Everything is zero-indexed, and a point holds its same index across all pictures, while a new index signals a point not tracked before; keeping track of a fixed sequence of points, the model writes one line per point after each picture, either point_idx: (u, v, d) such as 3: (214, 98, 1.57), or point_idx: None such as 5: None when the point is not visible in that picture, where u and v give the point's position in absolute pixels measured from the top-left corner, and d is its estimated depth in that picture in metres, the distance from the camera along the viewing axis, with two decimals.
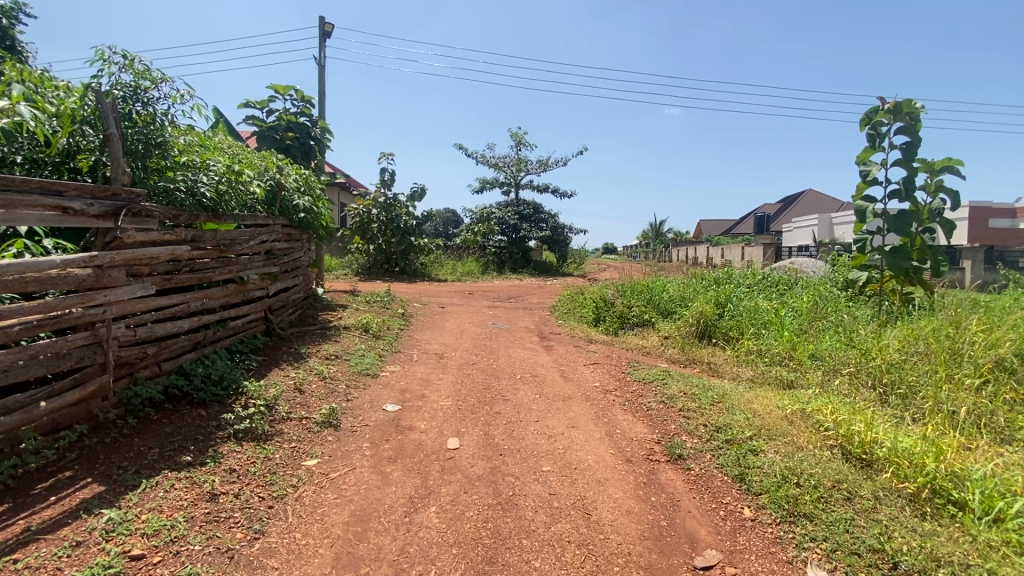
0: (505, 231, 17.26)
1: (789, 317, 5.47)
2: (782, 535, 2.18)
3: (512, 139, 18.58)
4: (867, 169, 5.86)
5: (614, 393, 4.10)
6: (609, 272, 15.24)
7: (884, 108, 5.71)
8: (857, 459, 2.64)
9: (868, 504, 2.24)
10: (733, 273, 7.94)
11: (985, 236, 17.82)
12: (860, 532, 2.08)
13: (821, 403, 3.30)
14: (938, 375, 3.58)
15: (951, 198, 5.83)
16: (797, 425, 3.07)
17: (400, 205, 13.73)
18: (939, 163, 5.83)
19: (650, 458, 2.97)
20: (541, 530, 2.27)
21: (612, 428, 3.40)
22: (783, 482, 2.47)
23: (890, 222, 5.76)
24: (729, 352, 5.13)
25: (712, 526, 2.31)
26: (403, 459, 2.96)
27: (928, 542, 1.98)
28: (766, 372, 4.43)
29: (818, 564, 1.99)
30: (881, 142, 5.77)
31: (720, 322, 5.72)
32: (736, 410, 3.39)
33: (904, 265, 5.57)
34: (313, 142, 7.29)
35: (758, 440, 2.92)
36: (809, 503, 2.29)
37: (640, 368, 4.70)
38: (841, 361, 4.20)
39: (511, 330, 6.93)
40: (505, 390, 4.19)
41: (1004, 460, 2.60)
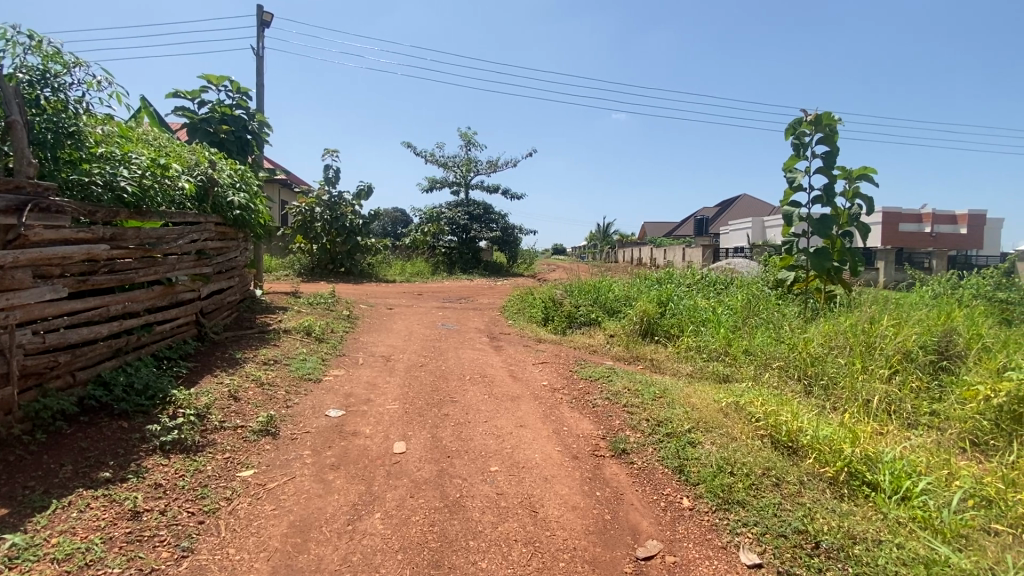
0: (455, 231, 17.16)
1: (725, 315, 5.77)
2: (717, 522, 2.29)
3: (461, 139, 18.51)
4: (793, 176, 6.26)
5: (562, 392, 4.16)
6: (558, 273, 15.51)
7: (807, 119, 6.13)
8: (784, 447, 2.81)
9: (793, 489, 2.39)
10: (674, 274, 8.27)
11: (897, 239, 19.50)
12: (787, 515, 2.22)
13: (752, 396, 3.50)
14: (855, 367, 3.87)
15: (866, 203, 6.34)
16: (731, 417, 3.24)
17: (345, 203, 13.34)
18: (856, 171, 6.33)
19: (595, 454, 3.04)
20: (488, 530, 2.27)
21: (559, 426, 3.45)
22: (718, 472, 2.59)
23: (814, 226, 6.20)
24: (670, 349, 5.34)
25: (653, 517, 2.39)
26: (346, 465, 2.87)
27: (845, 522, 2.13)
28: (703, 368, 4.65)
29: (749, 548, 2.10)
30: (805, 151, 6.19)
31: (662, 320, 5.95)
32: (676, 404, 3.53)
33: (826, 266, 6.02)
34: (249, 136, 6.92)
35: (695, 432, 3.05)
36: (741, 490, 2.42)
37: (587, 366, 4.80)
38: (770, 355, 4.47)
39: (460, 331, 6.89)
40: (453, 392, 4.16)
41: (911, 444, 2.84)
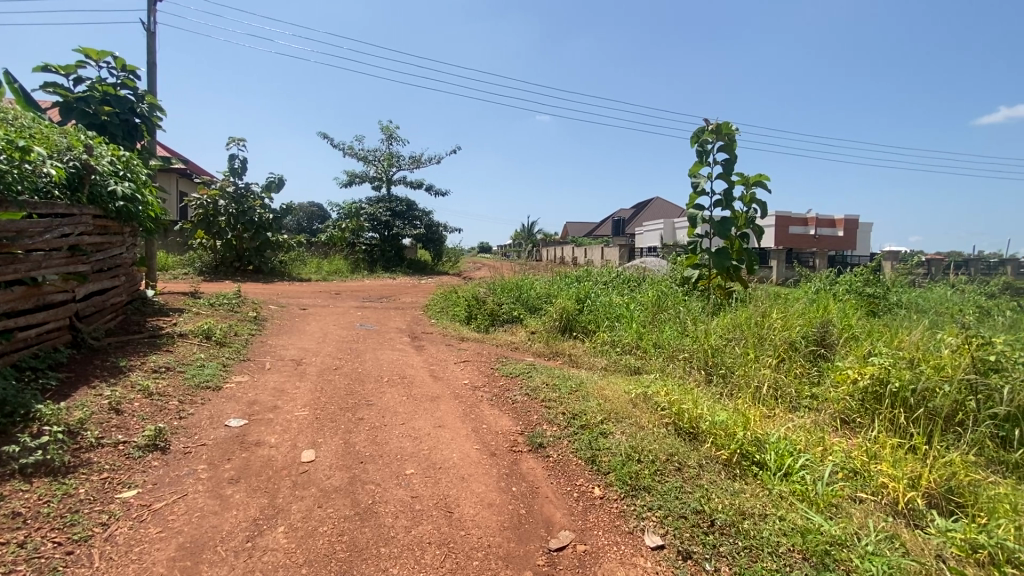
0: (376, 228, 16.63)
1: (637, 311, 6.07)
2: (625, 508, 2.40)
3: (382, 132, 17.97)
4: (697, 180, 6.73)
5: (482, 390, 4.16)
6: (483, 271, 15.54)
7: (709, 128, 6.61)
8: (686, 433, 3.01)
9: (693, 472, 2.56)
10: (592, 272, 8.59)
11: (788, 240, 21.61)
12: (687, 497, 2.37)
13: (660, 386, 3.72)
14: (748, 356, 4.23)
15: (760, 207, 6.95)
16: (640, 407, 3.42)
17: (253, 196, 12.45)
18: (751, 178, 6.92)
19: (513, 449, 3.07)
20: (401, 535, 2.21)
21: (478, 424, 3.45)
22: (627, 460, 2.72)
23: (715, 227, 6.70)
24: (588, 344, 5.53)
25: (566, 508, 2.46)
26: (247, 478, 2.67)
27: (737, 498, 2.32)
28: (617, 361, 4.87)
29: (653, 530, 2.22)
30: (707, 158, 6.67)
31: (580, 316, 6.16)
32: (590, 397, 3.66)
33: (726, 264, 6.57)
34: (137, 120, 6.23)
35: (607, 423, 3.18)
36: (648, 477, 2.56)
37: (508, 363, 4.84)
38: (676, 348, 4.78)
39: (379, 332, 6.68)
40: (369, 394, 4.02)
41: (793, 425, 3.15)
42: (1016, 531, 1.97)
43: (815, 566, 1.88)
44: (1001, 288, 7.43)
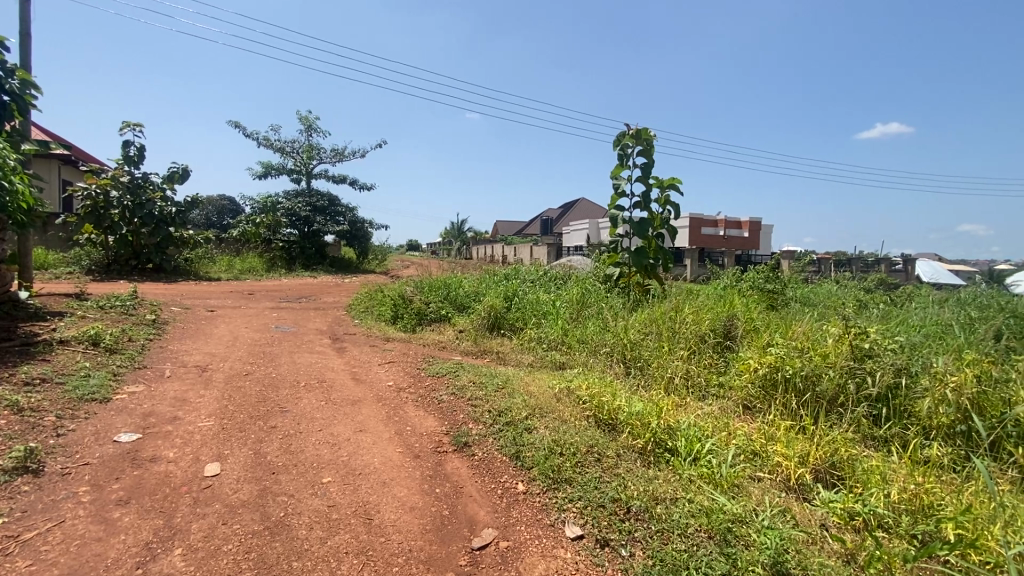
0: (295, 223, 15.76)
1: (563, 307, 6.22)
2: (547, 501, 2.44)
3: (302, 123, 17.05)
4: (617, 183, 7.01)
5: (407, 391, 4.06)
6: (411, 270, 15.23)
7: (629, 133, 6.90)
8: (606, 425, 3.12)
9: (611, 462, 2.66)
10: (520, 270, 8.68)
11: (701, 240, 23.16)
12: (605, 487, 2.45)
13: (582, 380, 3.84)
14: (664, 349, 4.48)
15: (674, 209, 7.37)
16: (563, 402, 3.50)
17: (153, 187, 11.33)
18: (667, 181, 7.32)
19: (438, 450, 3.02)
20: (315, 547, 2.10)
21: (401, 426, 3.36)
22: (549, 454, 2.77)
23: (634, 227, 7.02)
24: (515, 342, 5.59)
25: (490, 506, 2.46)
26: (139, 498, 2.42)
27: (651, 484, 2.43)
28: (543, 357, 4.97)
29: (573, 522, 2.27)
30: (627, 161, 6.97)
31: (507, 314, 6.22)
32: (516, 393, 3.70)
33: (644, 263, 6.91)
34: (5, 98, 5.43)
35: (532, 419, 3.22)
36: (569, 469, 2.62)
37: (435, 363, 4.77)
38: (599, 343, 4.96)
39: (297, 333, 6.33)
40: (284, 401, 3.79)
41: (702, 412, 3.37)
42: (884, 497, 2.21)
43: (718, 541, 2.00)
44: (874, 282, 8.43)
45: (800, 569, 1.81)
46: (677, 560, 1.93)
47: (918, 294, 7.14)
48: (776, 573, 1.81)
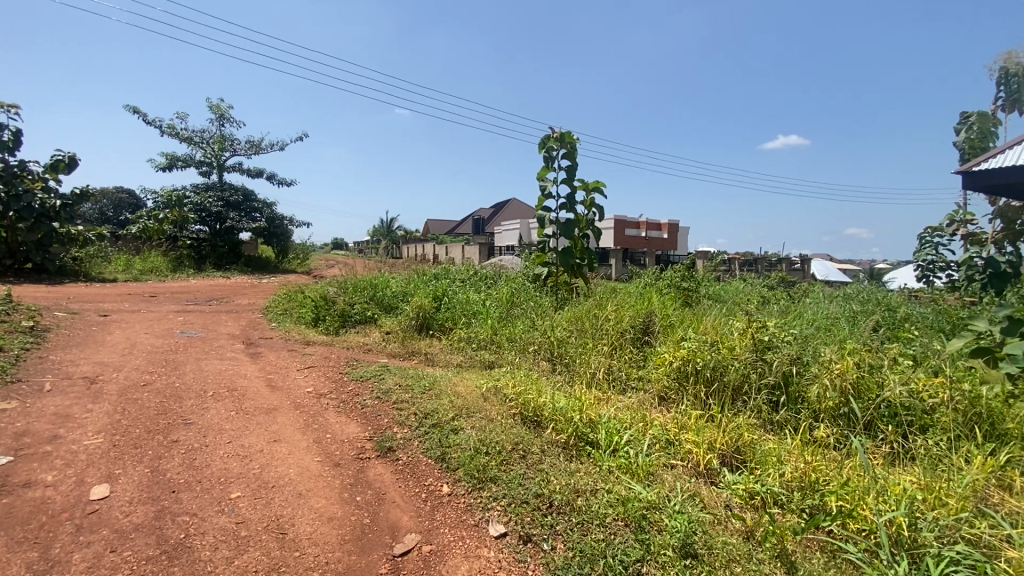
0: (205, 219, 14.61)
1: (492, 306, 6.23)
2: (472, 501, 2.43)
3: (212, 111, 15.82)
4: (544, 184, 7.14)
5: (328, 397, 3.89)
6: (335, 269, 14.62)
7: (554, 136, 7.06)
8: (531, 422, 3.17)
9: (536, 458, 2.70)
10: (449, 269, 8.59)
11: (625, 240, 24.19)
12: (529, 483, 2.48)
13: (509, 379, 3.86)
14: (588, 346, 4.63)
15: (598, 211, 7.63)
16: (490, 401, 3.51)
17: (31, 177, 10.02)
18: (591, 184, 7.56)
19: (359, 457, 2.92)
20: (221, 568, 1.96)
21: (321, 434, 3.21)
22: (474, 454, 2.77)
23: (561, 228, 7.19)
24: (444, 342, 5.53)
25: (413, 510, 2.41)
26: (8, 530, 2.13)
27: (572, 477, 2.49)
28: (472, 357, 4.95)
29: (497, 520, 2.28)
30: (553, 164, 7.12)
31: (436, 314, 6.14)
32: (443, 395, 3.65)
33: (571, 262, 7.10)
34: None
35: (458, 419, 3.19)
36: (494, 468, 2.62)
37: (359, 366, 4.60)
38: (527, 341, 5.03)
39: (206, 339, 5.86)
40: (189, 412, 3.49)
41: (623, 405, 3.51)
42: (779, 477, 2.42)
43: (633, 529, 2.08)
44: (775, 280, 9.21)
45: (706, 549, 1.93)
46: (595, 550, 1.99)
47: (812, 291, 7.89)
48: (685, 554, 1.92)
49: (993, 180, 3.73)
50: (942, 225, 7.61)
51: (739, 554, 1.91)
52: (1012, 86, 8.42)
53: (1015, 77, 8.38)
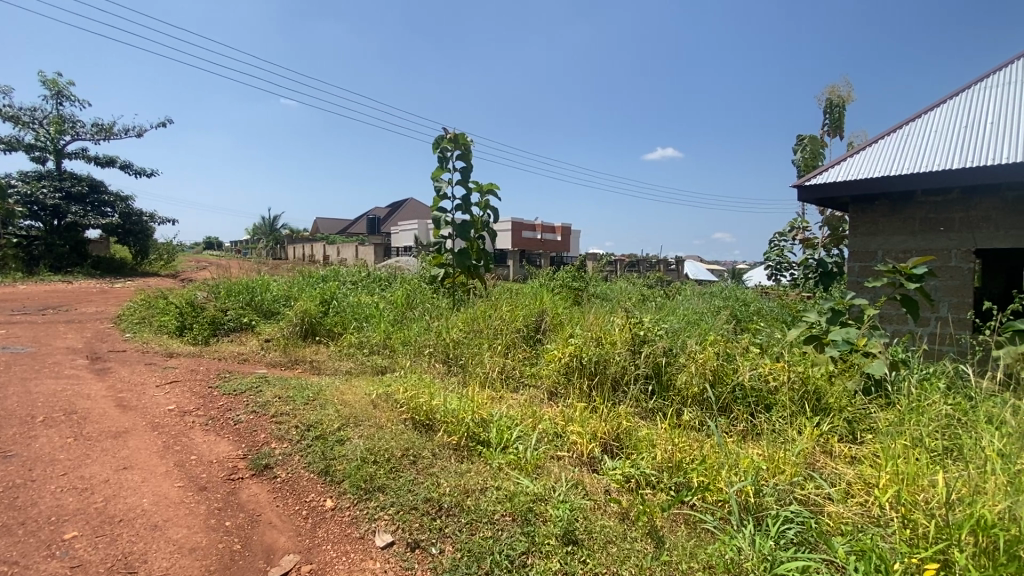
0: (37, 213, 12.41)
1: (385, 309, 6.04)
2: (357, 514, 2.33)
3: (46, 87, 13.50)
4: (439, 185, 7.08)
5: (194, 414, 3.49)
6: (208, 271, 13.21)
7: (448, 137, 7.02)
8: (423, 427, 3.11)
9: (427, 462, 2.66)
10: (339, 271, 8.16)
11: (521, 241, 24.84)
12: (418, 488, 2.43)
13: (401, 383, 3.76)
14: (483, 346, 4.68)
15: (493, 213, 7.71)
16: (380, 407, 3.39)
17: None
18: (486, 186, 7.63)
19: (230, 478, 2.66)
20: None
21: (184, 456, 2.88)
22: (361, 463, 2.65)
23: (457, 229, 7.15)
24: (332, 349, 5.24)
25: (292, 530, 2.26)
26: None
27: (462, 478, 2.49)
28: (363, 362, 4.76)
29: (384, 530, 2.21)
30: (447, 165, 7.08)
31: (324, 319, 5.80)
32: (329, 404, 3.46)
33: (467, 264, 7.07)
34: None
35: (344, 429, 3.04)
36: (382, 476, 2.54)
37: (233, 378, 4.19)
38: (421, 344, 4.95)
39: (37, 354, 4.97)
40: (8, 443, 2.93)
41: (515, 403, 3.59)
42: (652, 460, 2.63)
43: (520, 523, 2.14)
44: (654, 280, 10.04)
45: (586, 534, 2.04)
46: (482, 548, 2.01)
47: (684, 289, 8.71)
48: (567, 541, 2.02)
49: (821, 193, 4.39)
50: (784, 231, 8.83)
51: (615, 535, 2.04)
52: (834, 115, 10.02)
53: (836, 108, 9.98)
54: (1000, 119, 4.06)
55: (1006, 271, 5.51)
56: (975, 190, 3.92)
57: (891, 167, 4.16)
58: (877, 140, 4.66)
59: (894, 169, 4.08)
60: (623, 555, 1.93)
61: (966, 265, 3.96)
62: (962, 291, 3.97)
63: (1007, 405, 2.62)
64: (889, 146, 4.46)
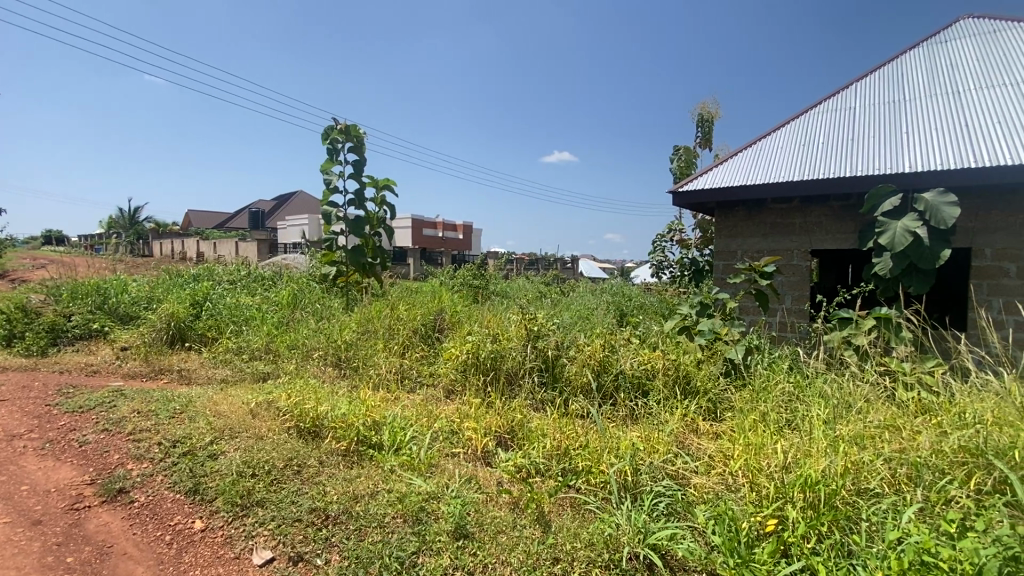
0: None
1: (269, 310, 5.60)
2: (232, 533, 2.14)
3: None
4: (329, 178, 6.72)
5: (25, 437, 2.98)
6: (45, 270, 11.28)
7: (338, 127, 6.69)
8: (309, 434, 2.95)
9: (313, 470, 2.53)
10: (214, 269, 7.41)
11: (422, 239, 24.42)
12: (302, 498, 2.30)
13: (286, 390, 3.52)
14: (377, 347, 4.53)
15: (390, 209, 7.48)
16: (261, 417, 3.15)
17: None
18: (381, 181, 7.40)
19: (73, 508, 2.31)
20: None
21: (10, 487, 2.44)
22: (237, 478, 2.45)
23: (350, 226, 6.83)
24: (205, 356, 4.75)
25: (152, 558, 2.02)
26: None
27: (350, 484, 2.40)
28: (242, 369, 4.37)
29: (262, 547, 2.06)
30: (338, 157, 6.74)
31: (195, 323, 5.25)
32: (199, 416, 3.14)
33: (362, 261, 6.72)
34: None
35: (218, 443, 2.78)
36: (261, 490, 2.37)
37: (80, 393, 3.64)
38: (310, 347, 4.67)
39: None
40: None
41: (409, 403, 3.53)
42: (542, 449, 2.74)
43: (411, 523, 2.12)
44: (550, 277, 10.43)
45: (477, 527, 2.08)
46: (371, 553, 1.96)
47: (577, 286, 9.14)
48: (458, 535, 2.04)
49: (692, 198, 4.87)
50: (664, 232, 9.64)
51: (506, 524, 2.11)
52: (705, 129, 11.15)
53: (707, 123, 11.10)
54: (830, 140, 4.79)
55: (835, 268, 6.51)
56: (811, 199, 4.59)
57: (748, 177, 4.72)
58: (737, 153, 5.27)
59: (750, 179, 4.65)
60: (512, 543, 2.00)
61: (805, 264, 4.61)
62: (802, 286, 4.63)
63: (831, 382, 3.11)
64: (746, 159, 5.07)
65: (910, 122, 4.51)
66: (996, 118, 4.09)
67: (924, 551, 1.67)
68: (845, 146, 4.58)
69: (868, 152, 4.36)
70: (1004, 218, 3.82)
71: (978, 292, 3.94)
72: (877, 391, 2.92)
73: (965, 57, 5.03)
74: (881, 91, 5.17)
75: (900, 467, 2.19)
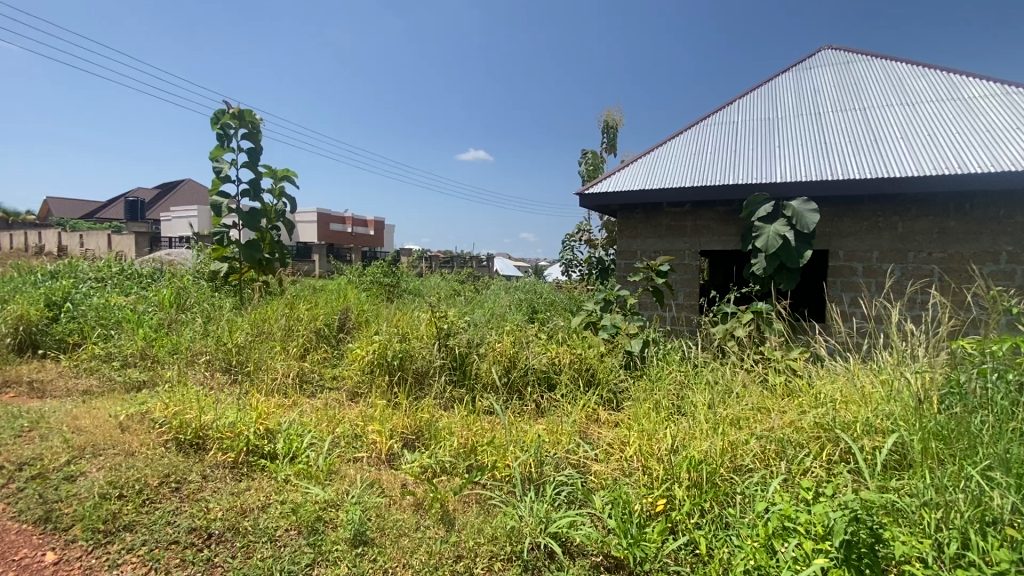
0: None
1: (146, 311, 5.01)
2: (92, 563, 1.88)
3: None
4: (218, 166, 6.16)
5: None
6: None
7: (230, 112, 6.12)
8: (190, 447, 2.69)
9: (194, 487, 2.31)
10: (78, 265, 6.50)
11: (329, 235, 23.23)
12: (179, 519, 2.09)
13: (164, 399, 3.18)
14: (275, 349, 4.23)
15: (290, 202, 7.03)
16: (133, 430, 2.82)
17: None
18: (279, 171, 6.92)
19: None
20: None
21: None
22: (100, 501, 2.16)
23: (244, 219, 6.32)
24: (64, 365, 4.15)
25: None
26: None
27: (237, 499, 2.21)
28: (110, 378, 3.88)
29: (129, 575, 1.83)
30: (229, 143, 6.20)
31: (53, 327, 4.62)
32: (53, 433, 2.73)
33: (257, 257, 6.25)
34: None
35: (77, 463, 2.45)
36: (130, 513, 2.11)
37: None
38: (196, 351, 4.26)
39: None
40: None
41: (308, 409, 3.33)
42: (448, 447, 2.72)
43: (305, 534, 2.01)
44: (464, 275, 10.40)
45: (378, 532, 2.02)
46: (259, 569, 1.83)
47: (490, 284, 9.20)
48: (357, 542, 1.96)
49: (597, 200, 5.09)
50: (573, 232, 9.99)
51: (408, 527, 2.07)
52: (611, 134, 11.71)
53: (612, 129, 11.68)
54: (717, 150, 5.24)
55: (722, 267, 7.14)
56: (700, 204, 4.99)
57: (646, 182, 5.03)
58: (637, 159, 5.60)
59: (648, 184, 4.96)
60: (415, 544, 1.96)
61: (694, 263, 5.01)
62: (692, 283, 5.02)
63: (715, 371, 3.40)
64: (645, 165, 5.40)
65: (782, 137, 5.06)
66: (848, 137, 4.72)
67: (786, 517, 1.88)
68: (729, 157, 5.04)
69: (748, 162, 4.82)
70: (853, 224, 4.42)
71: (833, 288, 4.51)
72: (753, 377, 3.24)
73: (823, 83, 5.76)
74: (758, 109, 5.76)
75: (768, 444, 2.45)
